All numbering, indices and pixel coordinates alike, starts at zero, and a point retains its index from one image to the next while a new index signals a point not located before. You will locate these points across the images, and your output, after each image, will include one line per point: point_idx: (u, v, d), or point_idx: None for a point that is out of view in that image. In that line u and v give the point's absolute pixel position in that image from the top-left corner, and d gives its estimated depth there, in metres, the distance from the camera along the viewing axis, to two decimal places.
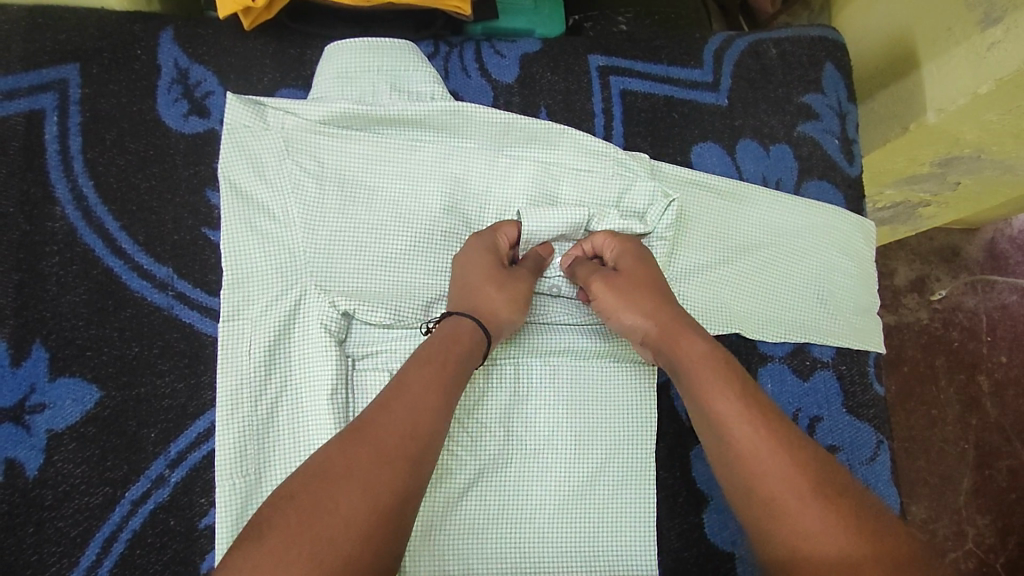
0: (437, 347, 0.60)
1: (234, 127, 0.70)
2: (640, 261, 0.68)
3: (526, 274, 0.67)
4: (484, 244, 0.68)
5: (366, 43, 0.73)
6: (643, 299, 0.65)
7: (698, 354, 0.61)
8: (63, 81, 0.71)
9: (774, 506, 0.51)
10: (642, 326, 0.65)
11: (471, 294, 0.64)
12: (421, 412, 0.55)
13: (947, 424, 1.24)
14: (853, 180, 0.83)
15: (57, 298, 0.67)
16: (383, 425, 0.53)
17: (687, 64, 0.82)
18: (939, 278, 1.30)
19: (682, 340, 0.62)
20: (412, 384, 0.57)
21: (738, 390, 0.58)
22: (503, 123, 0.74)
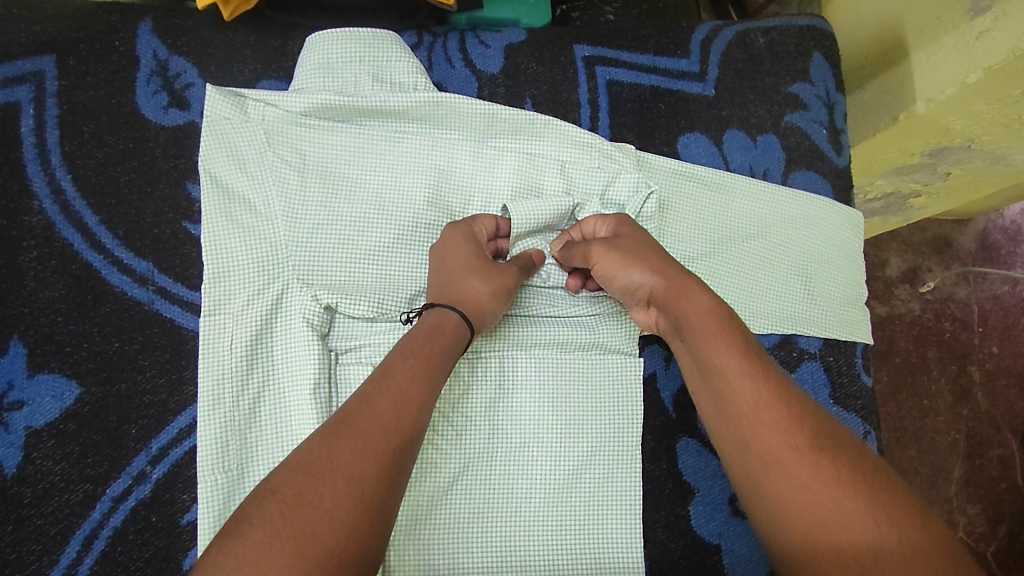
0: (426, 333, 0.60)
1: (214, 119, 0.69)
2: (635, 227, 0.68)
3: (512, 269, 0.67)
4: (463, 235, 0.67)
5: (346, 33, 0.71)
6: (648, 257, 0.65)
7: (701, 312, 0.60)
8: (40, 73, 0.70)
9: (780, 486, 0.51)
10: (650, 281, 0.64)
11: (452, 285, 0.64)
12: (406, 400, 0.55)
13: (938, 414, 1.24)
14: (841, 170, 0.82)
15: (35, 294, 0.66)
16: (366, 414, 0.53)
17: (674, 53, 0.81)
18: (931, 268, 1.30)
19: (686, 297, 0.62)
20: (394, 375, 0.56)
21: (740, 350, 0.58)
22: (488, 114, 0.73)
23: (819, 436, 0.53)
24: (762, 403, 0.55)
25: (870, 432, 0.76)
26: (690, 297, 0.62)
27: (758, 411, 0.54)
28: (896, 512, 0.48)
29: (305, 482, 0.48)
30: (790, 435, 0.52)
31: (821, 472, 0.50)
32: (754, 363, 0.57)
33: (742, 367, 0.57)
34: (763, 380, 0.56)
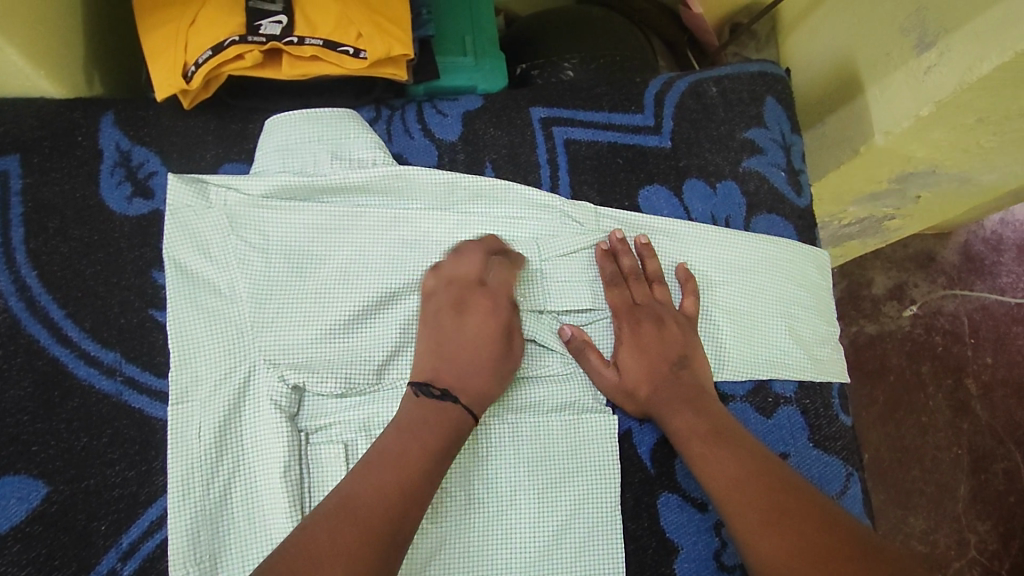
0: (432, 402, 0.63)
1: (177, 207, 0.70)
2: (666, 327, 0.72)
3: (493, 319, 0.69)
4: (489, 302, 0.69)
5: (303, 114, 0.73)
6: (642, 372, 0.70)
7: (689, 424, 0.67)
8: (3, 173, 0.71)
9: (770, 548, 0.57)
10: (631, 401, 0.71)
11: (465, 370, 0.65)
12: (405, 471, 0.58)
13: (938, 431, 1.23)
14: (802, 211, 0.83)
15: (2, 392, 0.66)
16: (367, 489, 0.56)
17: (628, 109, 0.82)
18: (917, 284, 1.30)
19: (672, 406, 0.69)
20: (392, 443, 0.59)
21: (724, 440, 0.65)
22: (448, 183, 0.75)
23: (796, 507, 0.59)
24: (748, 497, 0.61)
25: (854, 473, 0.75)
26: (675, 408, 0.68)
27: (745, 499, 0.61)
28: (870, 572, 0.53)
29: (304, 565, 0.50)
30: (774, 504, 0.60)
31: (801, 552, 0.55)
32: (744, 447, 0.65)
33: (730, 463, 0.63)
34: (750, 472, 0.62)
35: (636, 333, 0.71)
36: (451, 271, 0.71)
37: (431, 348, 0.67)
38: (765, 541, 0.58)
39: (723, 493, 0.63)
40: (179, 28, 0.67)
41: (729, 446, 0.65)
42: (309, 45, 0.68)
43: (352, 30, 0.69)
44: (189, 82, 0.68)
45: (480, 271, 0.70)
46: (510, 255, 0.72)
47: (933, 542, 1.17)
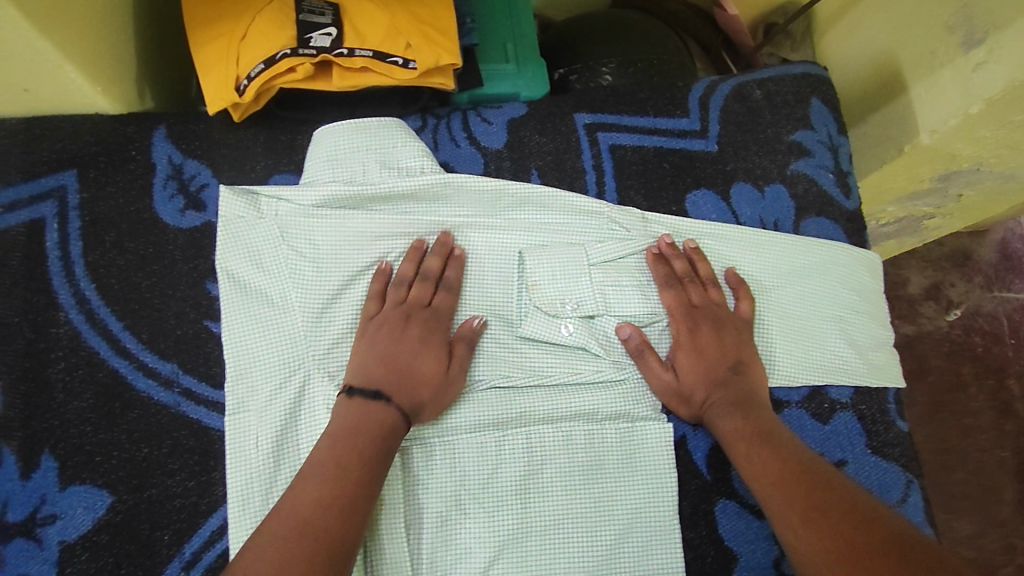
0: (369, 410, 0.61)
1: (229, 219, 0.71)
2: (723, 332, 0.71)
3: (436, 328, 0.68)
4: (437, 317, 0.69)
5: (351, 125, 0.73)
6: (700, 373, 0.70)
7: (737, 429, 0.67)
8: (61, 188, 0.72)
9: (804, 535, 0.58)
10: (684, 402, 0.70)
11: (409, 380, 0.64)
12: (340, 483, 0.57)
13: (980, 433, 1.20)
14: (852, 213, 0.82)
15: (64, 405, 0.67)
16: (305, 503, 0.55)
17: (673, 113, 0.81)
18: (953, 283, 1.28)
19: (723, 408, 0.68)
20: (325, 459, 0.58)
21: (760, 436, 0.66)
22: (494, 191, 0.74)
23: (826, 494, 0.60)
24: (790, 504, 0.61)
25: (913, 481, 0.74)
26: (723, 410, 0.68)
27: (788, 505, 0.61)
28: (891, 544, 0.54)
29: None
30: (809, 494, 0.60)
31: (837, 553, 0.55)
32: (784, 444, 0.65)
33: (776, 470, 0.63)
34: (795, 478, 0.62)
35: (695, 336, 0.70)
36: (402, 290, 0.69)
37: (379, 359, 0.65)
38: (805, 544, 0.57)
39: (767, 498, 0.63)
40: (231, 42, 0.68)
41: (776, 451, 0.65)
42: (360, 56, 0.68)
43: (401, 40, 0.69)
44: (242, 95, 0.68)
45: (426, 290, 0.69)
46: (456, 263, 0.71)
47: (979, 547, 1.14)
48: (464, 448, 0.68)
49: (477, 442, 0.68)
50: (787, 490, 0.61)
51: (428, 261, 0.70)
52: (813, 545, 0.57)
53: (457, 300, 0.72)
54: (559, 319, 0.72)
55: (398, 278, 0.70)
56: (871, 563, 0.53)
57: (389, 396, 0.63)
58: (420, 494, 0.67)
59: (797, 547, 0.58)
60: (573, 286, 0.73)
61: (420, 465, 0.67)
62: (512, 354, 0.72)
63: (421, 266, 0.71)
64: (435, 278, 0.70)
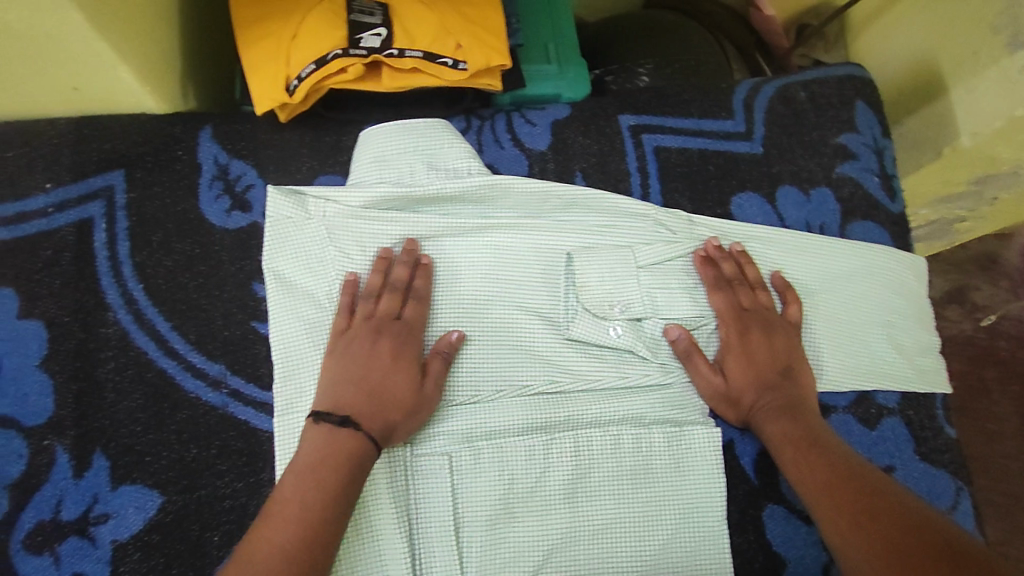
0: (338, 436, 0.60)
1: (275, 221, 0.71)
2: (771, 334, 0.71)
3: (407, 344, 0.66)
4: (406, 332, 0.67)
5: (398, 125, 0.74)
6: (750, 377, 0.69)
7: (787, 434, 0.66)
8: (110, 188, 0.72)
9: (848, 538, 0.58)
10: (733, 406, 0.70)
11: (381, 399, 0.63)
12: (304, 521, 0.55)
13: (1006, 439, 1.16)
14: (897, 217, 0.81)
15: (115, 405, 0.67)
16: (269, 544, 0.54)
17: (718, 115, 0.81)
18: (979, 287, 1.24)
19: (771, 413, 0.68)
20: (293, 500, 0.56)
21: (804, 438, 0.66)
22: (539, 192, 0.75)
23: (870, 498, 0.59)
24: (840, 509, 0.60)
25: (962, 487, 0.73)
26: (772, 415, 0.68)
27: (837, 510, 0.60)
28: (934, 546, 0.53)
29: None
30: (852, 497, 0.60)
31: (886, 556, 0.54)
32: (830, 447, 0.65)
33: (826, 475, 0.63)
34: (845, 484, 0.61)
35: (745, 340, 0.70)
36: (369, 303, 0.68)
37: (349, 378, 0.63)
38: (855, 549, 0.57)
39: (817, 505, 0.62)
40: (280, 41, 0.68)
41: (826, 456, 0.64)
42: (409, 57, 0.68)
43: (451, 41, 0.69)
44: (291, 96, 0.69)
45: (394, 302, 0.68)
46: (426, 269, 0.70)
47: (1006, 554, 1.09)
48: (513, 450, 0.67)
49: (526, 444, 0.67)
50: (831, 493, 0.61)
51: (394, 270, 0.69)
52: (862, 549, 0.56)
53: (428, 311, 0.70)
54: (607, 320, 0.72)
55: (366, 290, 0.68)
56: (918, 563, 0.52)
57: (357, 418, 0.61)
58: (467, 497, 0.66)
59: (846, 553, 0.57)
60: (621, 288, 0.72)
61: (468, 468, 0.66)
62: (557, 355, 0.72)
63: (388, 278, 0.69)
64: (405, 288, 0.69)
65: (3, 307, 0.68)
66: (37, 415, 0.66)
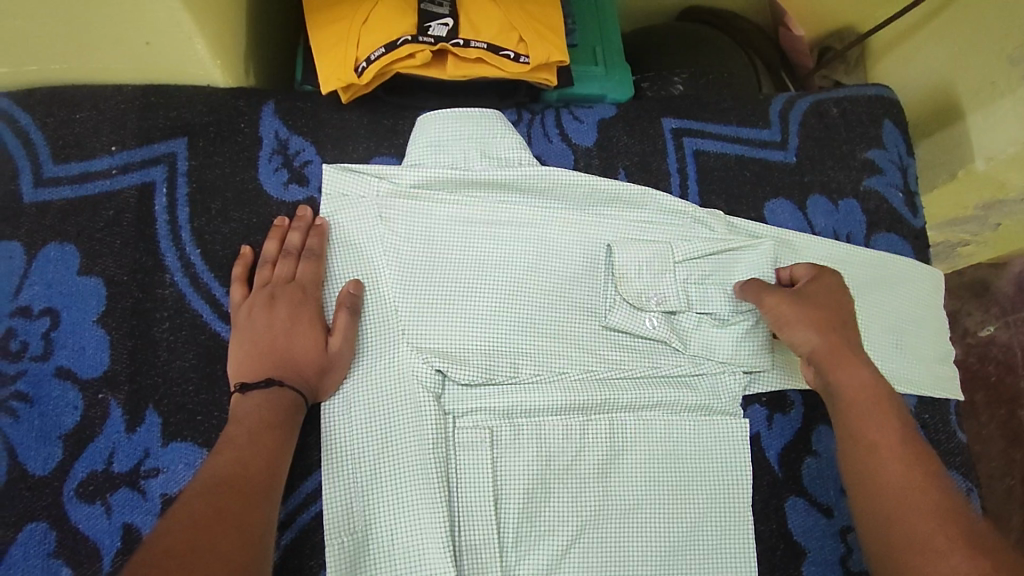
0: (258, 399, 0.64)
1: (332, 196, 0.74)
2: (833, 292, 0.72)
3: (305, 296, 0.70)
4: (302, 292, 0.70)
5: (455, 113, 0.76)
6: (824, 308, 0.70)
7: (863, 388, 0.65)
8: (172, 154, 0.74)
9: (905, 515, 0.56)
10: (813, 342, 0.68)
11: (290, 361, 0.66)
12: (257, 449, 0.61)
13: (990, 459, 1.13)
14: (918, 231, 0.86)
15: (168, 363, 0.68)
16: (227, 467, 0.59)
17: (756, 125, 0.85)
18: (971, 311, 1.20)
19: (846, 362, 0.67)
20: (237, 435, 0.62)
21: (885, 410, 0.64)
22: (588, 187, 0.77)
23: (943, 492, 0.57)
24: (906, 470, 0.60)
25: (972, 489, 0.78)
26: (851, 371, 0.66)
27: (903, 472, 0.59)
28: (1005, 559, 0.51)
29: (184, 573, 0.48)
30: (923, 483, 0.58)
31: (959, 531, 0.54)
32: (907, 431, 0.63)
33: (896, 436, 0.62)
34: (916, 458, 0.60)
35: (809, 293, 0.71)
36: (265, 271, 0.71)
37: (257, 348, 0.67)
38: (928, 535, 0.54)
39: (881, 454, 0.61)
40: (352, 26, 0.71)
41: (905, 440, 0.62)
42: (474, 47, 0.72)
43: (514, 35, 0.73)
44: (361, 76, 0.71)
45: (289, 265, 0.71)
46: (319, 231, 0.72)
47: None
48: (551, 428, 0.70)
49: (563, 424, 0.70)
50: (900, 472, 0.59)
51: (289, 236, 0.72)
52: (926, 512, 0.56)
53: (325, 268, 0.72)
54: (643, 311, 0.75)
55: (262, 259, 0.71)
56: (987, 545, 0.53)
57: (279, 378, 0.65)
58: (506, 470, 0.68)
59: (898, 505, 0.57)
60: (658, 281, 0.75)
61: (509, 443, 0.69)
62: (591, 342, 0.74)
63: (284, 244, 0.72)
64: (297, 250, 0.71)
65: (66, 263, 0.70)
66: (93, 368, 0.67)
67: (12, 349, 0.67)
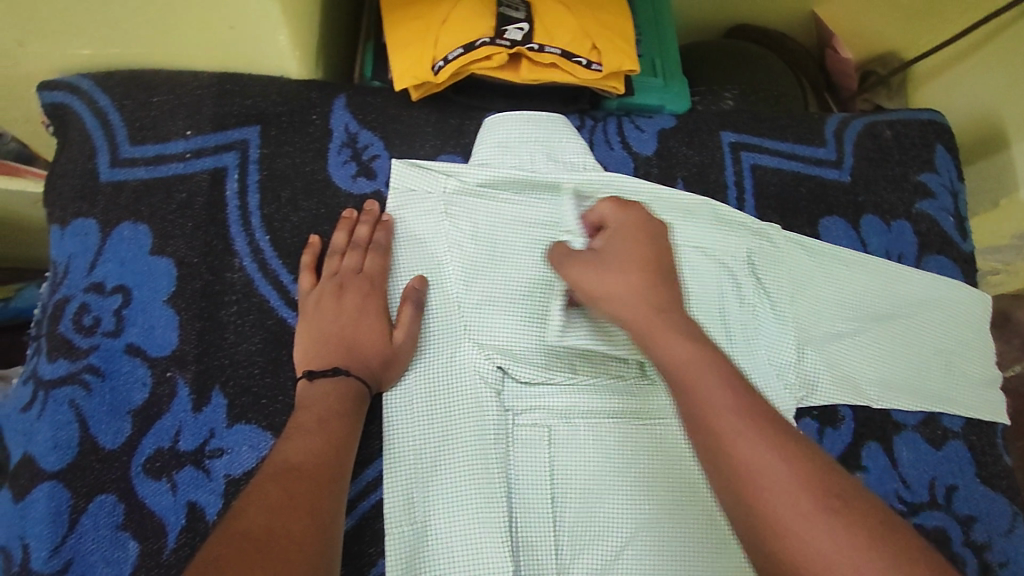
0: (325, 386, 0.65)
1: (400, 191, 0.76)
2: (637, 241, 0.65)
3: (373, 289, 0.71)
4: (369, 284, 0.71)
5: (523, 115, 0.78)
6: (625, 275, 0.62)
7: (683, 357, 0.55)
8: (245, 142, 0.76)
9: (771, 508, 0.46)
10: (627, 302, 0.60)
11: (356, 351, 0.67)
12: (324, 436, 0.62)
13: None
14: (967, 255, 0.87)
15: (235, 346, 0.70)
16: (298, 452, 0.60)
17: (812, 142, 0.87)
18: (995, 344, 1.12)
19: (662, 329, 0.57)
20: (307, 420, 0.63)
21: (736, 382, 0.53)
22: (650, 195, 0.78)
23: (820, 480, 0.47)
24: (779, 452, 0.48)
25: (1016, 511, 0.80)
26: (667, 332, 0.57)
27: (770, 469, 0.47)
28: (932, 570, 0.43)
29: (259, 553, 0.48)
30: (789, 474, 0.47)
31: (888, 549, 0.43)
32: (756, 402, 0.51)
33: (734, 399, 0.51)
34: (806, 446, 0.49)
35: (604, 250, 0.65)
36: (334, 261, 0.72)
37: (325, 336, 0.68)
38: (810, 535, 0.44)
39: (723, 444, 0.49)
40: (430, 26, 0.73)
41: (754, 416, 0.50)
42: (549, 53, 0.73)
43: (588, 42, 0.74)
44: (436, 75, 0.73)
45: (356, 257, 0.72)
46: (386, 229, 0.74)
47: None
48: (608, 430, 0.72)
49: (619, 426, 0.72)
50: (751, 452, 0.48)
51: (358, 229, 0.73)
52: (797, 500, 0.46)
53: (390, 261, 0.74)
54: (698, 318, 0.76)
55: (331, 249, 0.72)
56: (844, 509, 0.45)
57: (346, 367, 0.66)
58: (564, 469, 0.70)
59: (761, 495, 0.46)
60: (710, 289, 0.78)
61: (566, 442, 0.71)
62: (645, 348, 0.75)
63: (352, 236, 0.73)
64: (365, 243, 0.73)
65: (138, 243, 0.71)
66: (161, 347, 0.68)
67: (85, 324, 0.68)
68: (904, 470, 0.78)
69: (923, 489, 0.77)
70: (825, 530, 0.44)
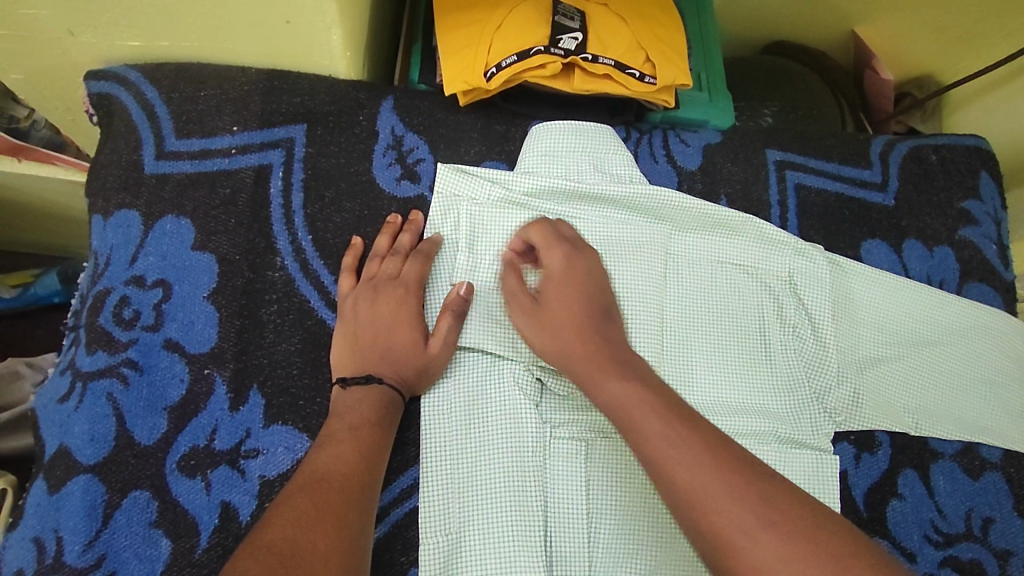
0: (358, 392, 0.64)
1: (445, 195, 0.75)
2: (562, 281, 0.68)
3: (410, 294, 0.69)
4: (406, 290, 0.69)
5: (571, 126, 0.78)
6: (571, 318, 0.67)
7: (623, 396, 0.61)
8: (290, 140, 0.75)
9: (719, 526, 0.51)
10: (568, 353, 0.65)
11: (390, 357, 0.66)
12: (356, 445, 0.61)
13: None
14: (1008, 284, 0.86)
15: (273, 346, 0.69)
16: (329, 460, 0.59)
17: (857, 164, 0.86)
18: None
19: (601, 376, 0.63)
20: (340, 427, 0.62)
21: (664, 412, 0.59)
22: (694, 211, 0.78)
23: (761, 496, 0.52)
24: (721, 474, 0.53)
25: None
26: (604, 378, 0.63)
27: (718, 491, 0.52)
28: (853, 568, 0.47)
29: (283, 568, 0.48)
30: (734, 493, 0.52)
31: (813, 551, 0.48)
32: (696, 427, 0.58)
33: (659, 429, 0.57)
34: (725, 462, 0.54)
35: (547, 301, 0.68)
36: (374, 265, 0.71)
37: (360, 340, 0.67)
38: (755, 545, 0.49)
39: (667, 468, 0.55)
40: (484, 31, 0.72)
41: (701, 442, 0.56)
42: (602, 63, 0.72)
43: (642, 54, 0.74)
44: (488, 81, 0.72)
45: (395, 263, 0.71)
46: (432, 242, 0.73)
47: None
48: None
49: None
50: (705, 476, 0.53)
51: (401, 236, 0.73)
52: (741, 516, 0.51)
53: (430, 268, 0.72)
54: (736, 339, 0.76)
55: (373, 254, 0.72)
56: (776, 511, 0.51)
57: (379, 374, 0.65)
58: (600, 485, 0.69)
59: (709, 507, 0.52)
60: (750, 310, 0.77)
61: (603, 458, 0.69)
62: (685, 365, 0.74)
63: (395, 241, 0.73)
64: (406, 250, 0.72)
65: (180, 237, 0.70)
66: (200, 344, 0.68)
67: (125, 317, 0.68)
68: (941, 499, 0.76)
69: (960, 520, 0.76)
70: (769, 538, 0.49)
